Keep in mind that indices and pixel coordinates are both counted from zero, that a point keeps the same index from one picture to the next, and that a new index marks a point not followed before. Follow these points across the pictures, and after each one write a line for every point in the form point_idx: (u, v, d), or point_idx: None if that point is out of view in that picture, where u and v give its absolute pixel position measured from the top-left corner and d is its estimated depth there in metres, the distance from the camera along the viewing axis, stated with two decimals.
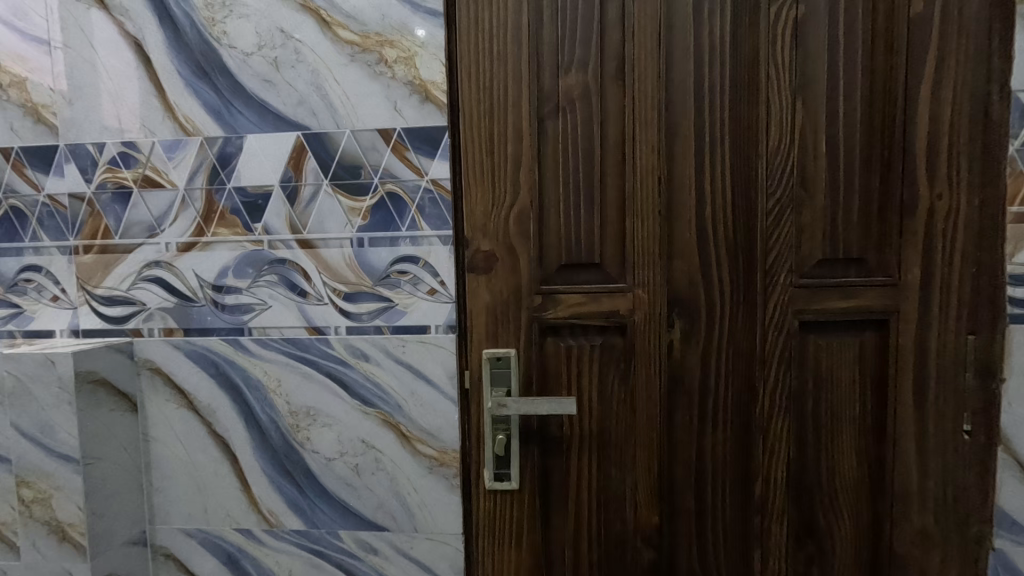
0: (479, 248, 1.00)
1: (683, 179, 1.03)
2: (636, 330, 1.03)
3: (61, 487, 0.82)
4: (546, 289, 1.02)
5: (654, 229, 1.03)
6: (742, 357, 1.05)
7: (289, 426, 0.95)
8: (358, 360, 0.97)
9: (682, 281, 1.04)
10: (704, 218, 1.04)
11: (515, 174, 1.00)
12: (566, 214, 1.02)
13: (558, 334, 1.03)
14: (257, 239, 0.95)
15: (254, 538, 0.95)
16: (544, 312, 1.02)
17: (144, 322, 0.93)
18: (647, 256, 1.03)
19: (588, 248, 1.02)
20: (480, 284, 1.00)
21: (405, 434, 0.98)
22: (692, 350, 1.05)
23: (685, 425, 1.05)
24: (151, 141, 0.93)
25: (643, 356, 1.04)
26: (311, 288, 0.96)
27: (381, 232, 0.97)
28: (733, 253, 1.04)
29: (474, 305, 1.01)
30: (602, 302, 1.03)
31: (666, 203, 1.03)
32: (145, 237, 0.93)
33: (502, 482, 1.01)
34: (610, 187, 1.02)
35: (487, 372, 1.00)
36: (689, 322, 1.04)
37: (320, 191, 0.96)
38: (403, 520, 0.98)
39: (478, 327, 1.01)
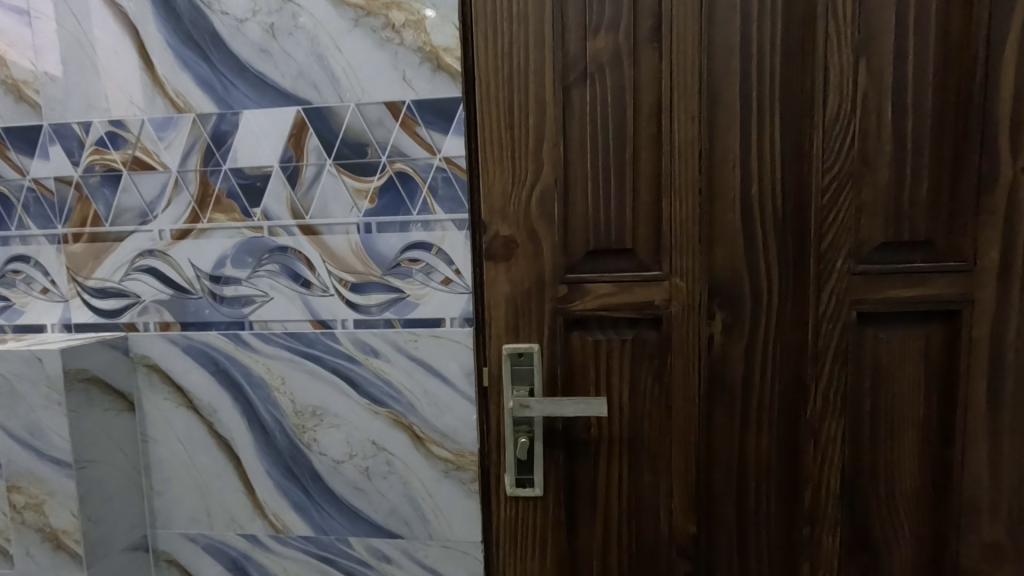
0: (497, 233, 0.90)
1: (726, 153, 0.91)
2: (671, 323, 0.93)
3: (53, 492, 0.77)
4: (572, 278, 0.92)
5: (692, 211, 0.91)
6: (792, 352, 0.94)
7: (295, 426, 0.89)
8: (367, 356, 0.89)
9: (724, 269, 0.93)
10: (750, 196, 0.91)
11: (537, 149, 0.89)
12: (594, 194, 0.91)
13: (585, 328, 0.93)
14: (256, 225, 0.88)
15: (260, 543, 0.90)
16: (570, 304, 0.92)
17: (139, 316, 0.86)
18: (685, 240, 0.92)
19: (618, 233, 0.92)
20: (499, 273, 0.90)
21: (418, 436, 0.90)
22: (734, 346, 0.94)
23: (725, 427, 0.95)
24: (140, 119, 0.86)
25: (679, 353, 0.93)
26: (315, 278, 0.88)
27: (390, 216, 0.88)
28: (783, 236, 0.92)
29: (493, 296, 0.91)
30: (634, 292, 0.92)
31: (706, 180, 0.91)
32: (137, 224, 0.86)
33: (524, 489, 0.93)
34: (643, 163, 0.91)
35: (508, 369, 0.90)
36: (731, 314, 0.93)
37: (323, 171, 0.88)
38: (417, 526, 0.91)
39: (497, 321, 0.91)
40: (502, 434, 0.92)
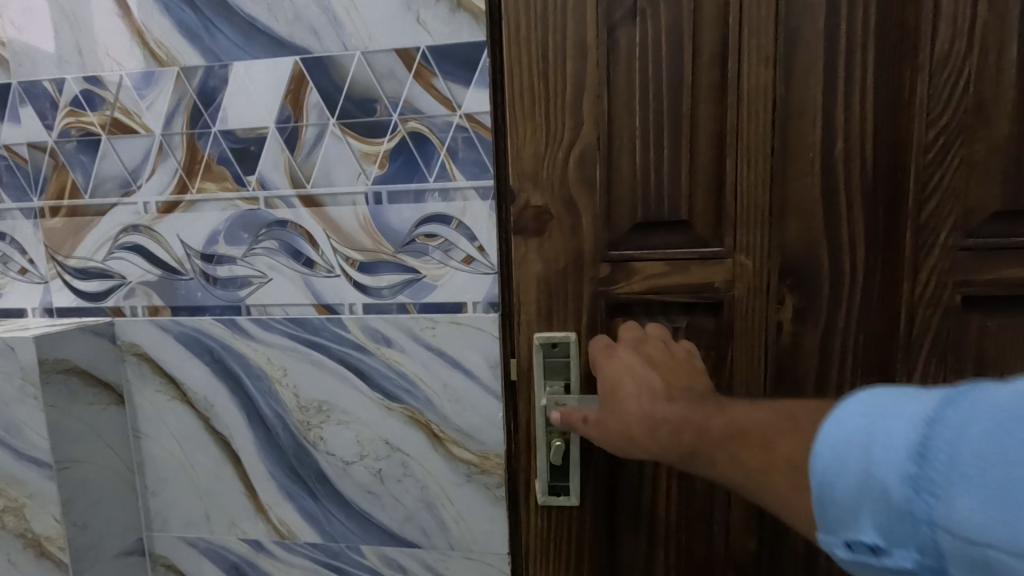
0: (528, 203, 0.75)
1: (806, 99, 0.73)
2: (733, 309, 0.77)
3: (34, 495, 0.70)
4: (616, 255, 0.76)
5: (761, 173, 0.75)
6: (880, 343, 0.76)
7: (299, 423, 0.79)
8: (379, 345, 0.78)
9: (796, 245, 0.76)
10: (833, 154, 0.74)
11: (575, 101, 0.74)
12: (643, 154, 0.75)
13: (631, 314, 0.78)
14: (251, 195, 0.76)
15: (264, 550, 0.81)
16: (613, 286, 0.77)
17: (125, 299, 0.77)
18: (750, 210, 0.76)
19: (671, 201, 0.76)
20: (530, 249, 0.76)
21: (437, 436, 0.79)
22: (809, 335, 0.77)
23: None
24: (118, 75, 0.75)
25: (741, 343, 0.78)
26: (319, 257, 0.77)
27: (403, 184, 0.75)
28: (875, 203, 0.74)
29: (523, 276, 0.76)
30: (689, 272, 0.77)
31: (778, 136, 0.74)
32: (120, 195, 0.76)
33: (557, 498, 0.79)
34: (701, 115, 0.74)
35: (539, 363, 0.76)
36: (805, 297, 0.77)
37: (326, 133, 0.75)
38: (436, 535, 0.81)
39: (527, 305, 0.77)
40: (534, 436, 0.78)
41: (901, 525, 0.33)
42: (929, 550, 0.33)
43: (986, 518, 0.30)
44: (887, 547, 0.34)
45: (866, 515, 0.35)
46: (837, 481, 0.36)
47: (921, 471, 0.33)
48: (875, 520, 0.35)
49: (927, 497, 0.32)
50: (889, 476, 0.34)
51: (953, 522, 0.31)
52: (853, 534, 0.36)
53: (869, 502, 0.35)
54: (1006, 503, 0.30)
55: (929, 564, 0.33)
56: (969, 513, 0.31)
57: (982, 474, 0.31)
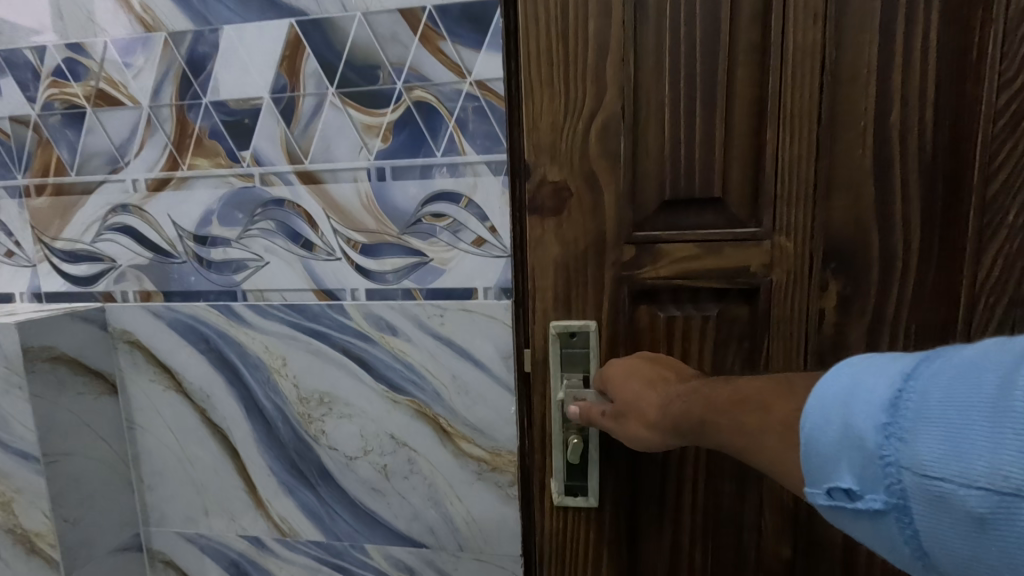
0: (546, 178, 0.67)
1: (859, 54, 0.60)
2: (771, 300, 0.65)
3: (22, 490, 0.67)
4: (642, 237, 0.66)
5: (806, 143, 0.62)
6: (934, 335, 0.64)
7: (299, 416, 0.74)
8: (384, 335, 0.72)
9: (839, 223, 0.63)
10: (889, 122, 0.61)
11: (596, 60, 0.64)
12: (673, 121, 0.64)
13: (656, 302, 0.68)
14: (246, 172, 0.71)
15: (264, 547, 0.77)
16: (638, 270, 0.67)
17: (116, 284, 0.73)
18: (793, 184, 0.63)
19: (703, 175, 0.64)
20: (546, 231, 0.68)
21: (445, 430, 0.73)
22: (855, 326, 0.64)
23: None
24: (102, 42, 0.69)
25: (775, 338, 0.66)
26: (318, 239, 0.71)
27: (408, 159, 0.69)
28: (932, 177, 0.61)
29: (538, 258, 0.68)
30: (722, 255, 0.65)
31: (828, 98, 0.61)
32: (107, 172, 0.71)
33: (575, 498, 0.72)
34: (738, 76, 0.62)
35: (555, 353, 0.69)
36: (850, 283, 0.64)
37: (325, 103, 0.69)
38: (445, 536, 0.76)
39: (543, 292, 0.69)
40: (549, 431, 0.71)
41: (874, 470, 0.33)
42: (897, 492, 0.32)
43: (948, 455, 0.30)
44: (860, 490, 0.33)
45: (840, 462, 0.34)
46: (820, 434, 0.35)
47: (892, 417, 0.32)
48: (849, 466, 0.33)
49: (896, 441, 0.32)
50: (863, 422, 0.33)
51: (919, 461, 0.31)
52: (829, 482, 0.34)
53: (846, 449, 0.34)
54: (967, 435, 0.29)
55: (898, 507, 0.32)
56: (933, 451, 0.30)
57: (948, 414, 0.30)
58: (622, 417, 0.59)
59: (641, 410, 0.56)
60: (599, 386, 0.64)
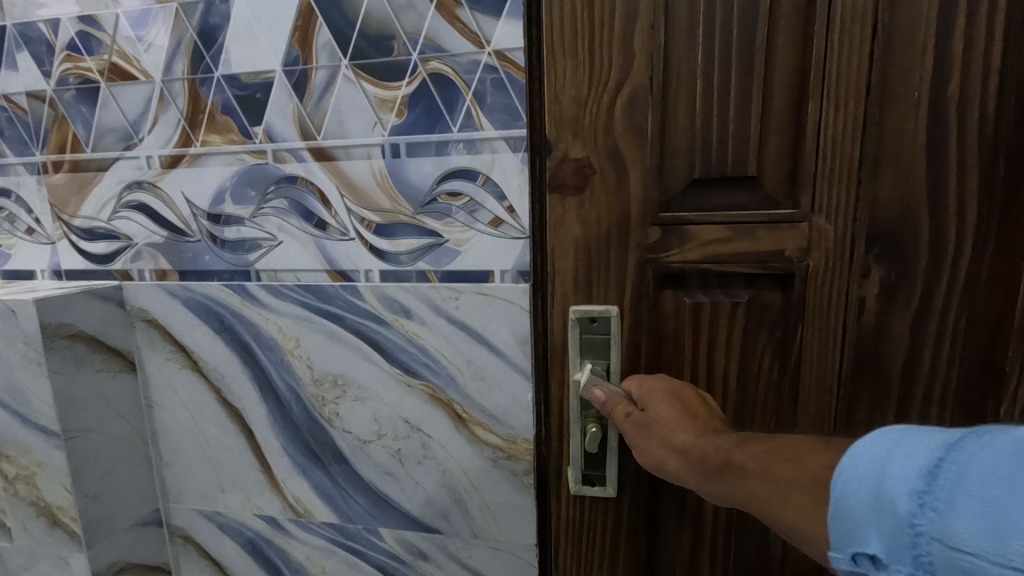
0: (568, 155, 0.61)
1: (916, 14, 0.53)
2: (808, 287, 0.59)
3: (44, 464, 0.68)
4: (671, 219, 0.61)
5: (855, 116, 0.56)
6: (987, 328, 0.57)
7: (313, 398, 0.73)
8: (397, 316, 0.70)
9: (888, 202, 0.57)
10: (949, 90, 0.53)
11: (624, 26, 0.57)
12: (705, 91, 0.58)
13: (683, 288, 0.63)
14: (258, 148, 0.69)
15: (279, 527, 0.77)
16: (665, 255, 0.61)
17: (132, 262, 0.73)
18: (840, 160, 0.57)
19: (737, 150, 0.58)
20: (567, 211, 0.62)
21: (459, 416, 0.71)
22: (899, 319, 0.58)
23: (871, 424, 0.61)
24: (114, 14, 0.68)
25: (812, 328, 0.60)
26: (332, 219, 0.69)
27: (424, 135, 0.66)
28: (995, 153, 0.53)
29: (558, 241, 0.63)
30: (756, 238, 0.60)
31: (883, 64, 0.54)
32: (122, 149, 0.70)
33: (592, 488, 0.66)
34: (779, 42, 0.56)
35: (575, 339, 0.64)
36: (896, 270, 0.58)
37: (338, 76, 0.66)
38: (459, 523, 0.74)
39: (564, 273, 0.63)
40: (565, 421, 0.66)
41: (901, 538, 0.29)
42: (924, 566, 0.29)
43: (985, 531, 0.26)
44: (886, 559, 0.30)
45: (868, 526, 0.31)
46: (851, 493, 0.32)
47: (926, 484, 0.29)
48: (877, 531, 0.30)
49: (929, 511, 0.29)
50: (896, 484, 0.30)
51: (950, 534, 0.27)
52: (855, 544, 0.32)
53: (875, 513, 0.31)
54: (1007, 516, 0.26)
55: None
56: (968, 525, 0.27)
57: (988, 487, 0.27)
58: (647, 430, 0.56)
59: (674, 433, 0.54)
60: (629, 389, 0.62)
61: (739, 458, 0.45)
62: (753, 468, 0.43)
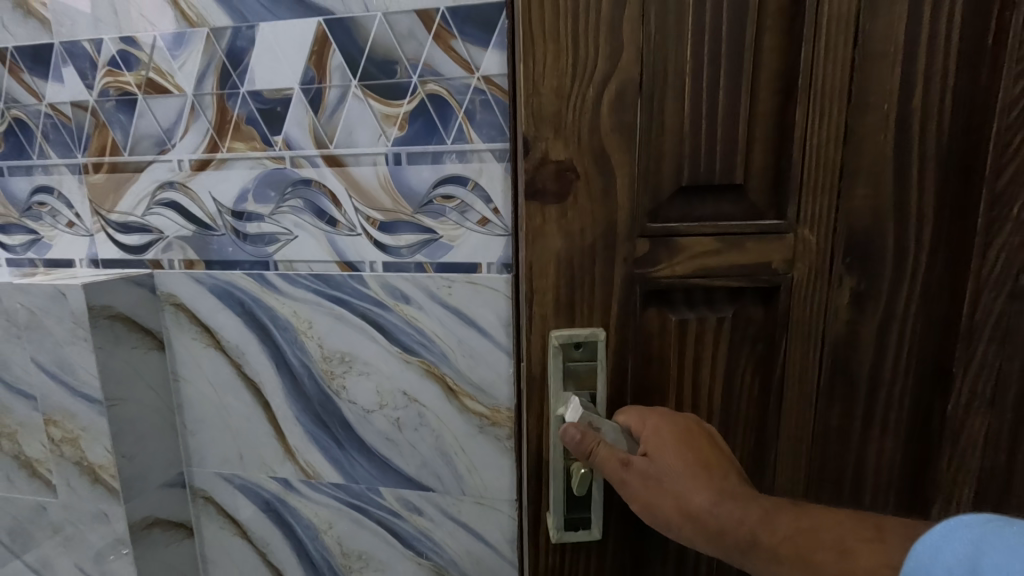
0: (548, 155, 0.55)
1: (882, 29, 0.53)
2: (791, 297, 0.59)
3: (87, 428, 0.77)
4: (659, 230, 0.58)
5: (837, 125, 0.55)
6: (936, 328, 0.59)
7: (323, 372, 0.84)
8: (397, 302, 0.81)
9: (862, 214, 0.57)
10: (912, 107, 0.55)
11: (612, 14, 0.52)
12: (693, 99, 0.55)
13: (669, 304, 0.60)
14: (278, 154, 0.79)
15: (292, 488, 0.88)
16: (653, 269, 0.59)
17: (163, 253, 0.82)
18: (836, 172, 0.57)
19: (724, 161, 0.56)
20: (548, 219, 0.57)
21: (451, 388, 0.83)
22: (868, 325, 0.59)
23: (841, 432, 0.62)
24: (152, 36, 0.77)
25: (801, 344, 0.60)
26: (342, 216, 0.80)
27: (422, 146, 0.77)
28: (943, 173, 0.56)
29: (538, 258, 0.58)
30: (744, 250, 0.59)
31: (855, 78, 0.54)
32: (156, 153, 0.80)
33: (575, 533, 0.63)
34: (765, 47, 0.54)
35: (557, 368, 0.60)
36: (865, 278, 0.59)
37: (349, 94, 0.77)
38: (449, 481, 0.86)
39: (544, 292, 0.59)
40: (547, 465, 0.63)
41: None
42: None
43: None
44: None
45: None
46: None
47: None
48: None
49: None
50: None
51: None
52: None
53: None
54: None
55: None
56: None
57: None
58: (655, 478, 0.57)
59: (690, 492, 0.55)
60: (627, 423, 0.59)
61: (768, 538, 0.50)
62: (784, 549, 0.49)
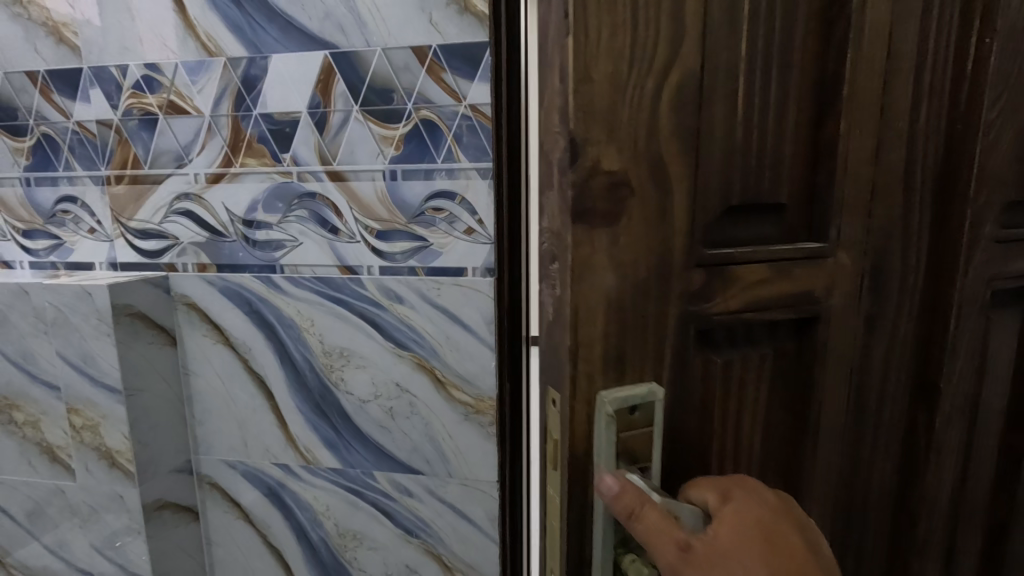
0: (598, 163, 0.33)
1: (902, 23, 0.42)
2: (827, 336, 0.45)
3: (107, 416, 0.88)
4: (717, 250, 0.39)
5: (870, 136, 0.42)
6: (922, 353, 0.49)
7: (324, 366, 0.93)
8: (392, 302, 0.91)
9: (880, 230, 0.45)
10: (918, 112, 0.44)
11: None
12: (745, 98, 0.38)
13: (710, 352, 0.41)
14: (286, 170, 0.89)
15: (293, 473, 0.96)
16: (707, 305, 0.39)
17: (178, 257, 0.91)
18: (869, 186, 0.43)
19: (771, 167, 0.40)
20: (599, 251, 0.35)
21: (440, 380, 0.92)
22: (875, 358, 0.48)
23: (845, 484, 0.50)
24: (174, 63, 0.87)
25: (823, 387, 0.46)
26: (343, 225, 0.90)
27: (415, 164, 0.87)
28: (936, 175, 0.46)
29: (585, 310, 0.35)
30: (794, 279, 0.42)
31: (886, 75, 0.42)
32: (174, 167, 0.89)
33: None
34: (801, 33, 0.40)
35: (609, 443, 0.37)
36: (877, 303, 0.46)
37: (351, 118, 0.87)
38: (436, 464, 0.95)
39: (588, 354, 0.36)
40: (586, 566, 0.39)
41: None
42: None
43: None
44: None
45: None
46: None
47: None
48: None
49: None
50: None
51: None
52: None
53: None
54: None
55: None
56: None
57: None
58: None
59: None
60: (704, 499, 0.38)
61: None
62: None
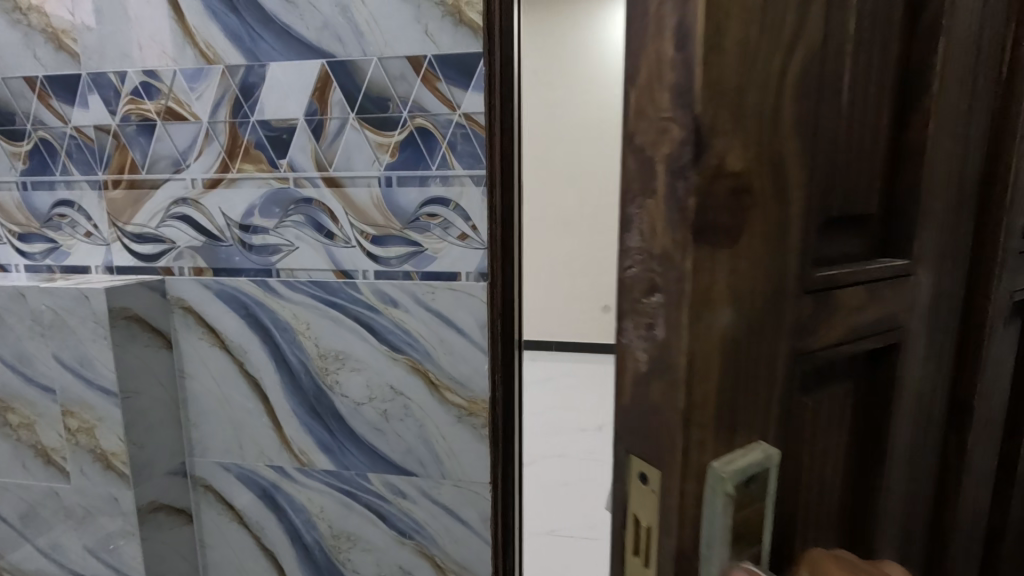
0: (725, 165, 0.29)
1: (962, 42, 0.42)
2: (902, 353, 0.45)
3: (102, 419, 0.88)
4: (824, 275, 0.37)
5: (940, 155, 0.43)
6: (968, 364, 0.50)
7: (319, 369, 0.94)
8: (387, 306, 0.92)
9: (940, 246, 0.45)
10: (969, 130, 0.45)
11: None
12: (840, 114, 0.37)
13: (808, 383, 0.39)
14: (282, 175, 0.90)
15: (287, 474, 0.97)
16: (813, 339, 0.37)
17: (175, 261, 0.92)
18: (939, 207, 0.44)
19: (858, 185, 0.40)
20: (719, 279, 0.30)
21: (434, 382, 0.93)
22: (933, 372, 0.48)
23: (905, 501, 0.50)
24: (172, 70, 0.88)
25: (896, 408, 0.46)
26: (338, 230, 0.91)
27: (410, 171, 0.89)
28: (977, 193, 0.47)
29: (704, 349, 0.31)
30: (882, 300, 0.41)
31: (952, 93, 0.43)
32: (171, 172, 0.91)
33: None
34: (874, 43, 0.39)
35: (725, 528, 0.33)
36: (935, 318, 0.47)
37: (347, 125, 0.89)
38: (430, 465, 0.96)
39: (706, 404, 0.31)
40: None
41: None
42: None
43: None
44: None
45: None
46: None
47: None
48: None
49: None
50: None
51: None
52: None
53: None
54: None
55: None
56: None
57: None
58: None
59: None
60: None
61: None
62: None
